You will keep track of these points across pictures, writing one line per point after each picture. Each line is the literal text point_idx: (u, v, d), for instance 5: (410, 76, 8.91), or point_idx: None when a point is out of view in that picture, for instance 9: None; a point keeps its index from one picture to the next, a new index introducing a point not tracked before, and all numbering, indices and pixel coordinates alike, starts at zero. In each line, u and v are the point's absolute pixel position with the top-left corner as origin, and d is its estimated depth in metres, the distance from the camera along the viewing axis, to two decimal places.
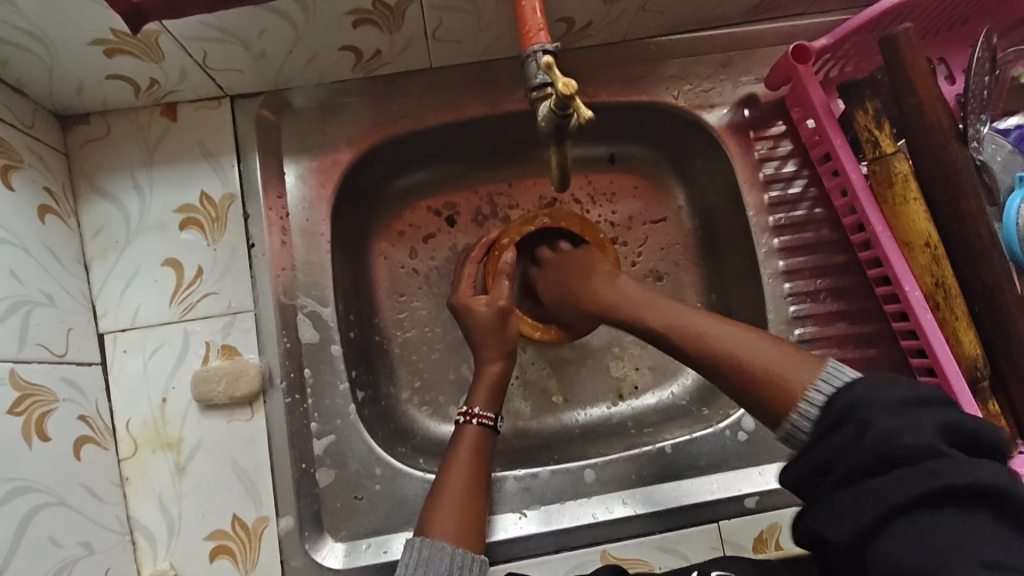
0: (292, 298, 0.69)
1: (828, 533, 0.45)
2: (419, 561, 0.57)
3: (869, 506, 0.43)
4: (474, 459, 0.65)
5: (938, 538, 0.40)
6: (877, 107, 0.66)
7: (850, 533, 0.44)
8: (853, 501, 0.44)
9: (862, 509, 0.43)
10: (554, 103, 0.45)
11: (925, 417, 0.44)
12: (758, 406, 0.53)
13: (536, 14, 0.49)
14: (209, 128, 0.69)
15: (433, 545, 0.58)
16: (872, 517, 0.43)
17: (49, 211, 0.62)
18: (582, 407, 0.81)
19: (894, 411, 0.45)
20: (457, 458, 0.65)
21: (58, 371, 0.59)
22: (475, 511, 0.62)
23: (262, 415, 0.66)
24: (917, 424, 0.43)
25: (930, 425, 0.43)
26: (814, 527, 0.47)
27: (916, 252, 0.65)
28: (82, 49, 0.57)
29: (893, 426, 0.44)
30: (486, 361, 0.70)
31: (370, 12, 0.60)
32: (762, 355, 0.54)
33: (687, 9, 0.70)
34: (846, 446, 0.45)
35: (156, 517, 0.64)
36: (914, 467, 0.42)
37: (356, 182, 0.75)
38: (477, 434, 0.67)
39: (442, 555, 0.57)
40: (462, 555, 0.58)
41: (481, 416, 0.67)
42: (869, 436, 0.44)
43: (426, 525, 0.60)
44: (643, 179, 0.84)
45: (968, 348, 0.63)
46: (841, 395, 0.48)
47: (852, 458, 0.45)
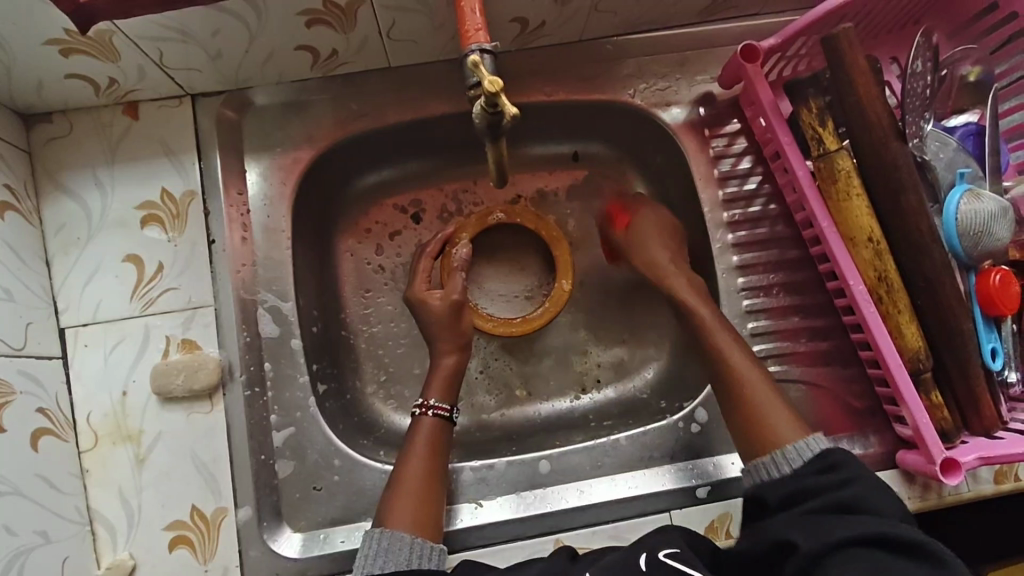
0: (253, 293, 0.70)
1: (797, 538, 0.53)
2: (378, 551, 0.59)
3: (842, 531, 0.51)
4: (433, 449, 0.66)
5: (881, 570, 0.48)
6: (821, 106, 0.68)
7: (818, 544, 0.51)
8: (828, 525, 0.52)
9: (834, 531, 0.51)
10: (484, 101, 0.46)
11: (890, 504, 0.54)
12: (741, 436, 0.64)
13: (475, 13, 0.50)
14: (171, 126, 0.70)
15: (393, 535, 0.60)
16: (835, 537, 0.51)
17: (9, 208, 0.63)
18: (545, 400, 0.82)
19: (874, 486, 0.55)
20: (415, 444, 0.66)
21: (15, 364, 0.60)
22: (434, 498, 0.64)
23: (221, 408, 0.67)
24: (884, 501, 0.54)
25: (893, 507, 0.54)
26: (784, 534, 0.54)
27: (859, 246, 0.66)
28: (38, 49, 0.58)
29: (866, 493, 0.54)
30: (443, 355, 0.72)
31: (322, 13, 0.62)
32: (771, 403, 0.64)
33: (641, 9, 0.71)
34: (828, 484, 0.56)
35: (116, 509, 0.65)
36: (886, 523, 0.51)
37: (319, 179, 0.76)
38: (433, 425, 0.68)
39: (402, 545, 0.59)
40: (421, 544, 0.60)
41: (436, 408, 0.68)
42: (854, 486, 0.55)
43: (385, 517, 0.62)
44: (607, 178, 0.86)
45: (910, 342, 0.65)
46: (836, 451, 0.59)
47: (840, 496, 0.54)
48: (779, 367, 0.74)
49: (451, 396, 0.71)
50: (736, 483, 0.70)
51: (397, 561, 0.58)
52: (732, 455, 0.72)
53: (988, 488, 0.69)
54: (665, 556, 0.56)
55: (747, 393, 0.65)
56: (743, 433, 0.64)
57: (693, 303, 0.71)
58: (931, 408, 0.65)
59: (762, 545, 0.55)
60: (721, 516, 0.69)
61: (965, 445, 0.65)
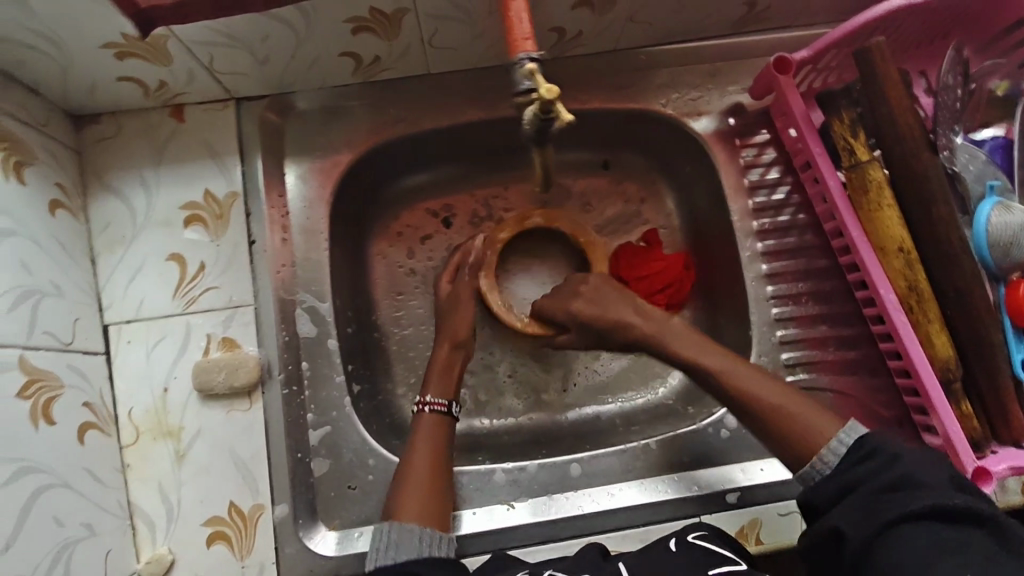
0: (292, 294, 0.72)
1: (847, 530, 0.52)
2: (389, 544, 0.59)
3: (891, 509, 0.50)
4: (439, 445, 0.68)
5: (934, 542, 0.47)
6: (853, 117, 0.70)
7: (868, 529, 0.50)
8: (878, 505, 0.51)
9: (885, 511, 0.50)
10: (537, 108, 0.47)
11: (943, 472, 0.52)
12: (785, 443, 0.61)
13: (524, 23, 0.51)
14: (215, 129, 0.72)
15: (401, 526, 0.60)
16: (886, 518, 0.50)
17: (60, 206, 0.65)
18: (572, 406, 0.83)
19: (923, 457, 0.54)
20: (420, 440, 0.68)
21: (64, 359, 0.61)
22: (443, 491, 0.65)
23: (260, 405, 0.68)
24: (935, 471, 0.52)
25: (945, 474, 0.52)
26: (834, 523, 0.53)
27: (890, 257, 0.67)
28: (95, 51, 0.60)
29: (918, 467, 0.52)
30: (440, 345, 0.75)
31: (368, 20, 0.63)
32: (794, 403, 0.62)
33: (676, 20, 0.73)
34: (876, 470, 0.54)
35: (156, 503, 0.66)
36: (934, 494, 0.50)
37: (355, 183, 0.78)
38: (436, 420, 0.70)
39: (410, 537, 0.59)
40: (431, 534, 0.61)
41: (433, 404, 0.70)
42: (901, 464, 0.53)
43: (394, 511, 0.62)
44: (635, 186, 0.87)
45: (940, 350, 0.65)
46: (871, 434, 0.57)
47: (889, 474, 0.53)
48: (808, 375, 0.75)
49: (449, 390, 0.73)
50: (766, 489, 0.71)
51: (406, 554, 0.59)
52: (762, 461, 0.73)
53: (1017, 499, 0.70)
54: (693, 537, 0.58)
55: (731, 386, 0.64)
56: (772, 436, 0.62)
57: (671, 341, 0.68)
58: (961, 418, 0.66)
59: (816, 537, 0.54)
60: (750, 522, 0.70)
61: (996, 455, 0.65)
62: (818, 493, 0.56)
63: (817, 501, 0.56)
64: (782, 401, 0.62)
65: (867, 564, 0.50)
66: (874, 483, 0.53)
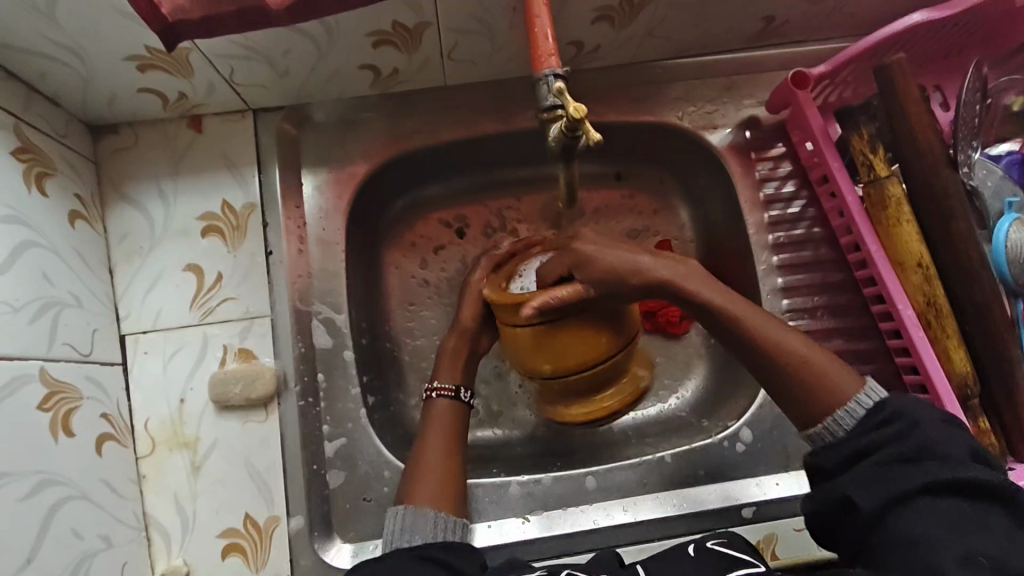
0: (307, 304, 0.71)
1: (858, 500, 0.51)
2: (403, 527, 0.58)
3: (908, 481, 0.50)
4: (453, 428, 0.67)
5: (950, 516, 0.47)
6: (872, 133, 0.70)
7: (881, 500, 0.50)
8: (893, 476, 0.51)
9: (901, 483, 0.50)
10: (564, 126, 0.48)
11: (960, 439, 0.52)
12: (796, 393, 0.58)
13: (548, 40, 0.52)
14: (233, 140, 0.72)
15: (417, 511, 0.59)
16: (903, 490, 0.50)
17: (79, 217, 0.65)
18: None
19: (939, 424, 0.53)
20: (434, 424, 0.67)
21: (83, 370, 0.61)
22: (453, 473, 0.64)
23: (276, 417, 0.68)
24: (953, 438, 0.52)
25: (962, 442, 0.52)
26: (844, 490, 0.53)
27: (909, 271, 0.67)
28: (117, 64, 0.60)
29: (937, 435, 0.52)
30: (449, 337, 0.72)
31: (390, 34, 0.63)
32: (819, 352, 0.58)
33: (693, 34, 0.73)
34: (893, 437, 0.53)
35: (171, 515, 0.66)
36: (952, 467, 0.50)
37: (370, 194, 0.78)
38: (448, 407, 0.68)
39: (426, 519, 0.59)
40: (444, 517, 0.60)
41: (441, 389, 0.69)
42: (919, 432, 0.52)
43: (409, 493, 0.61)
44: (650, 197, 0.87)
45: (958, 365, 0.65)
46: (893, 399, 0.55)
47: (905, 443, 0.52)
48: None
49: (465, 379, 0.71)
50: (781, 504, 0.71)
51: (421, 535, 0.58)
52: (777, 474, 0.72)
53: None
54: (714, 543, 0.57)
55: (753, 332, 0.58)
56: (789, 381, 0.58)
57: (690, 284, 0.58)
58: (978, 434, 0.65)
59: (824, 504, 0.54)
60: (767, 536, 0.70)
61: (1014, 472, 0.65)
62: (827, 453, 0.56)
63: (825, 464, 0.55)
64: (803, 349, 0.58)
65: (877, 533, 0.50)
66: (888, 451, 0.52)
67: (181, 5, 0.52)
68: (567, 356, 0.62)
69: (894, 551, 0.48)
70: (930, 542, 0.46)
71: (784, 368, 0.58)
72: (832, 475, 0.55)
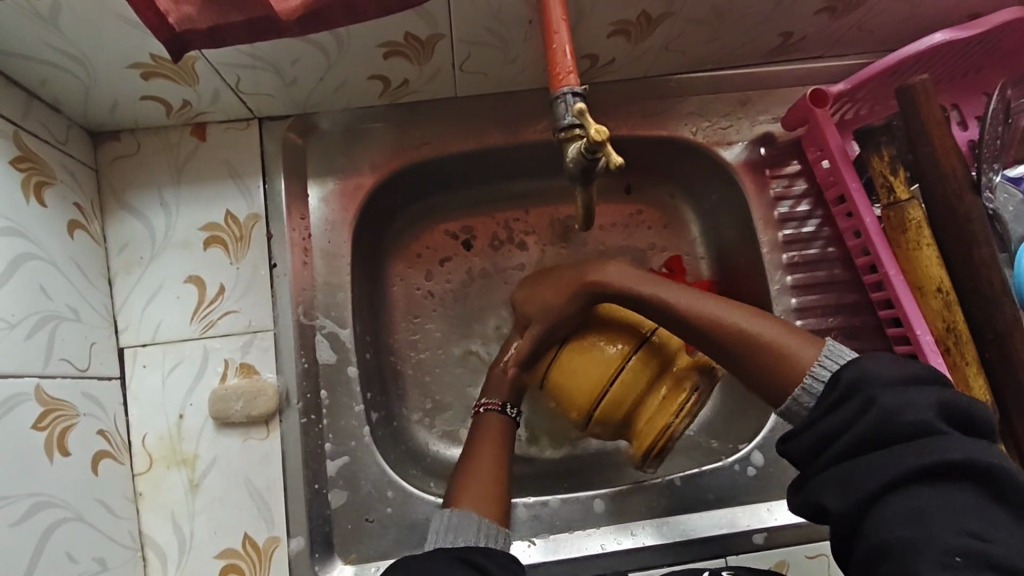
0: (311, 318, 0.70)
1: (828, 502, 0.48)
2: (449, 527, 0.58)
3: (875, 475, 0.46)
4: (500, 439, 0.65)
5: (924, 511, 0.44)
6: (893, 154, 0.68)
7: (850, 502, 0.47)
8: (858, 469, 0.47)
9: (867, 477, 0.47)
10: (584, 147, 0.46)
11: (923, 397, 0.48)
12: (760, 376, 0.57)
13: (567, 57, 0.50)
14: (237, 148, 0.70)
15: (462, 513, 0.58)
16: (870, 488, 0.46)
17: (78, 227, 0.63)
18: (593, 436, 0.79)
19: (898, 390, 0.48)
20: (482, 436, 0.65)
21: (80, 386, 0.60)
22: (503, 483, 0.63)
23: (277, 434, 0.66)
24: (917, 403, 0.47)
25: (928, 403, 0.47)
26: (816, 495, 0.50)
27: (928, 296, 0.66)
28: (121, 71, 0.58)
29: (895, 405, 0.47)
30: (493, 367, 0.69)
31: (402, 46, 0.62)
32: (768, 328, 0.58)
33: (709, 49, 0.72)
34: (850, 419, 0.49)
35: (168, 534, 0.64)
36: (918, 446, 0.46)
37: (377, 205, 0.76)
38: (497, 422, 0.66)
39: (470, 522, 0.58)
40: (488, 524, 0.58)
41: (488, 404, 0.67)
42: (875, 410, 0.48)
43: (455, 497, 0.61)
44: (660, 211, 0.85)
45: (977, 394, 0.63)
46: (846, 368, 0.52)
47: (862, 423, 0.48)
48: None
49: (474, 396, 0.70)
50: (794, 531, 0.69)
51: (465, 538, 0.57)
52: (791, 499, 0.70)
53: None
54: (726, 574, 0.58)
55: (702, 322, 0.59)
56: (757, 369, 0.57)
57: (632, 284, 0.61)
58: None
59: (806, 511, 0.51)
60: (779, 563, 0.68)
61: None
62: (794, 445, 0.52)
63: (796, 456, 0.52)
64: (756, 327, 0.58)
65: (858, 539, 0.47)
66: (849, 435, 0.49)
67: (188, 15, 0.51)
68: (571, 388, 0.61)
69: (872, 561, 0.45)
70: (904, 550, 0.43)
71: (747, 355, 0.57)
72: (805, 469, 0.52)
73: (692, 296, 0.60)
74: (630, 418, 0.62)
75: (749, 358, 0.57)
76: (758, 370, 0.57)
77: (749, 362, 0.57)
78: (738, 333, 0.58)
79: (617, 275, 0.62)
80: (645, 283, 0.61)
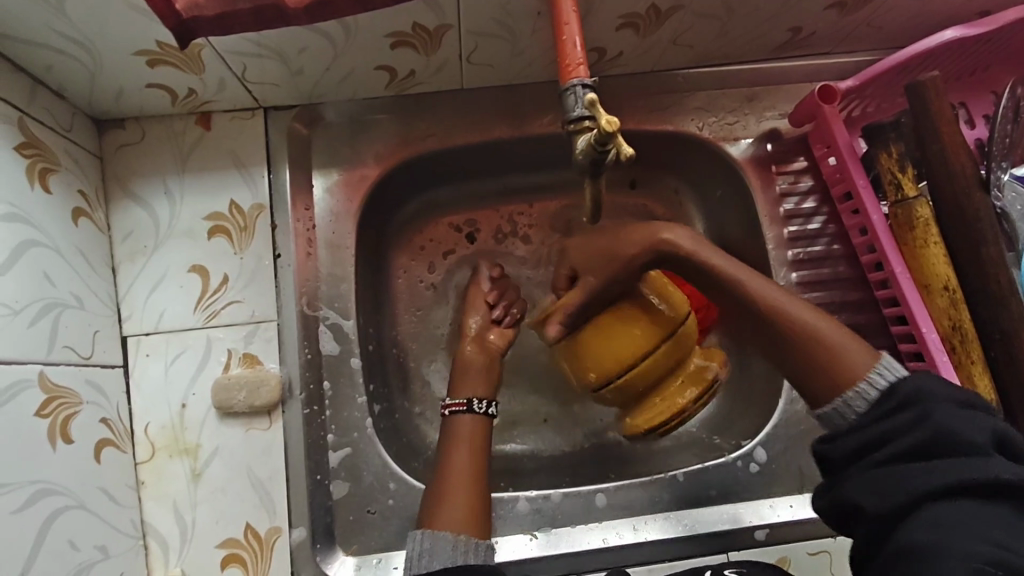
0: (315, 310, 0.70)
1: (863, 501, 0.49)
2: (423, 551, 0.56)
3: (918, 482, 0.47)
4: (475, 442, 0.65)
5: (962, 522, 0.44)
6: (901, 151, 0.69)
7: (887, 506, 0.47)
8: (901, 473, 0.48)
9: (909, 483, 0.47)
10: (594, 138, 0.46)
11: (978, 421, 0.48)
12: (804, 367, 0.56)
13: (577, 49, 0.50)
14: (242, 138, 0.70)
15: (435, 534, 0.57)
16: (910, 494, 0.46)
17: (82, 214, 0.63)
18: None
19: (954, 409, 0.49)
20: (456, 441, 0.64)
21: (83, 374, 0.59)
22: (482, 488, 0.62)
23: (280, 425, 0.66)
24: (972, 425, 0.48)
25: (981, 427, 0.48)
26: (849, 493, 0.50)
27: (935, 295, 0.66)
28: (126, 58, 0.58)
29: (951, 422, 0.48)
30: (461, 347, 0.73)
31: (409, 36, 0.61)
32: (833, 329, 0.56)
33: (717, 43, 0.71)
34: (901, 427, 0.49)
35: (170, 523, 0.64)
36: (967, 464, 0.46)
37: (381, 197, 0.76)
38: (471, 423, 0.66)
39: (445, 543, 0.56)
40: (465, 541, 0.57)
41: (454, 405, 0.67)
42: (930, 423, 0.48)
43: (428, 517, 0.59)
44: (665, 207, 0.85)
45: (982, 393, 0.63)
46: (904, 382, 0.52)
47: (914, 434, 0.48)
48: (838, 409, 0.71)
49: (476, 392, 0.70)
50: (795, 528, 0.70)
51: (441, 560, 0.55)
52: (792, 496, 0.70)
53: None
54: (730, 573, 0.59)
55: (767, 302, 0.58)
56: (806, 361, 0.56)
57: (706, 259, 0.60)
58: None
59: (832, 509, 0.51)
60: (780, 560, 0.69)
61: None
62: (836, 443, 0.52)
63: (833, 455, 0.52)
64: (819, 324, 0.56)
65: (886, 542, 0.47)
66: (897, 443, 0.49)
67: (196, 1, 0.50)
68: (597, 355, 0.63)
69: (898, 562, 0.45)
70: (935, 553, 0.43)
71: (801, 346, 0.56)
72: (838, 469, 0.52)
73: (761, 282, 0.59)
74: (643, 394, 0.67)
75: (805, 349, 0.56)
76: (806, 361, 0.56)
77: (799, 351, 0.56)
78: (800, 326, 0.56)
79: (690, 247, 0.60)
80: (718, 259, 0.60)
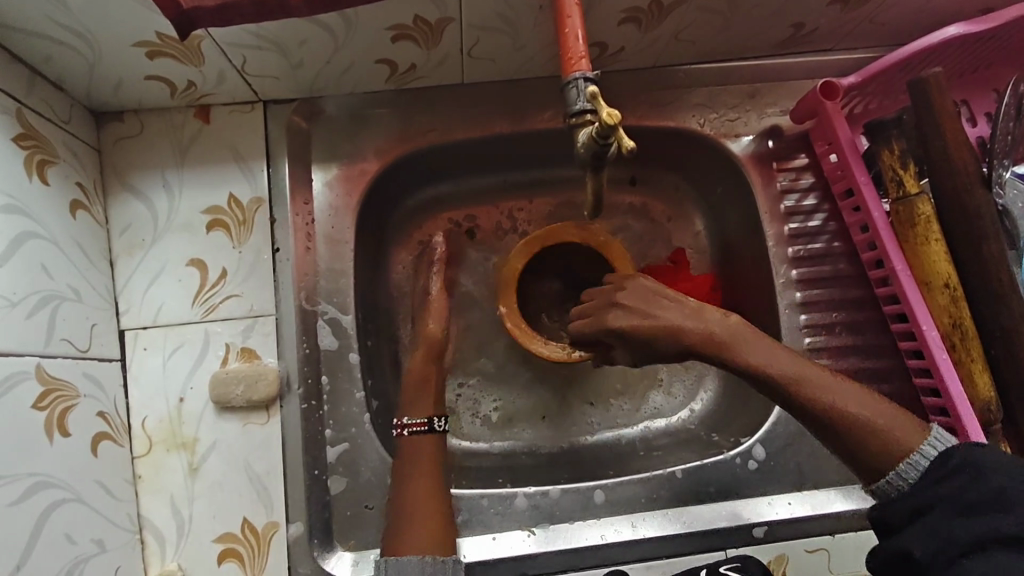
0: (314, 304, 0.69)
1: (915, 548, 0.46)
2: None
3: (973, 530, 0.44)
4: (432, 462, 0.64)
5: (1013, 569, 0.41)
6: (902, 148, 0.67)
7: (940, 554, 0.45)
8: (957, 523, 0.45)
9: (964, 533, 0.44)
10: (596, 131, 0.45)
11: None
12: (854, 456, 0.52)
13: (579, 42, 0.49)
14: (241, 132, 0.70)
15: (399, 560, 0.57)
16: (964, 544, 0.44)
17: (79, 207, 0.63)
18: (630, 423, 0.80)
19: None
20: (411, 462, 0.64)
21: (80, 367, 0.59)
22: (442, 509, 0.62)
23: (278, 420, 0.66)
24: None
25: None
26: (903, 542, 0.48)
27: (935, 292, 0.65)
28: (125, 49, 0.58)
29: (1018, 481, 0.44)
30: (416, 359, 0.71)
31: (410, 29, 0.61)
32: (882, 413, 0.52)
33: (719, 39, 0.71)
34: (961, 480, 0.47)
35: (167, 517, 0.64)
36: None
37: (381, 192, 0.75)
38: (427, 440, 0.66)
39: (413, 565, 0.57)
40: (432, 563, 0.58)
41: (412, 426, 0.66)
42: (992, 479, 0.45)
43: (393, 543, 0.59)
44: (665, 204, 0.85)
45: (982, 390, 0.63)
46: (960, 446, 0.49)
47: (974, 487, 0.45)
48: None
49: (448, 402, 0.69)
50: (794, 526, 0.69)
51: None
52: (791, 493, 0.70)
53: None
54: None
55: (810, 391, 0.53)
56: (855, 448, 0.51)
57: (740, 348, 0.55)
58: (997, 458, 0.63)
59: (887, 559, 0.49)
60: (778, 558, 0.69)
61: None
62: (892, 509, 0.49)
63: (891, 517, 0.49)
64: (867, 411, 0.52)
65: None
66: (957, 497, 0.46)
67: None
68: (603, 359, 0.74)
69: None
70: None
71: (849, 432, 0.51)
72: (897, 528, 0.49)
73: (801, 364, 0.54)
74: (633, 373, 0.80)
75: (851, 433, 0.52)
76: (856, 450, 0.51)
77: (849, 438, 0.51)
78: (845, 412, 0.52)
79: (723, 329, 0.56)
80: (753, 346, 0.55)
